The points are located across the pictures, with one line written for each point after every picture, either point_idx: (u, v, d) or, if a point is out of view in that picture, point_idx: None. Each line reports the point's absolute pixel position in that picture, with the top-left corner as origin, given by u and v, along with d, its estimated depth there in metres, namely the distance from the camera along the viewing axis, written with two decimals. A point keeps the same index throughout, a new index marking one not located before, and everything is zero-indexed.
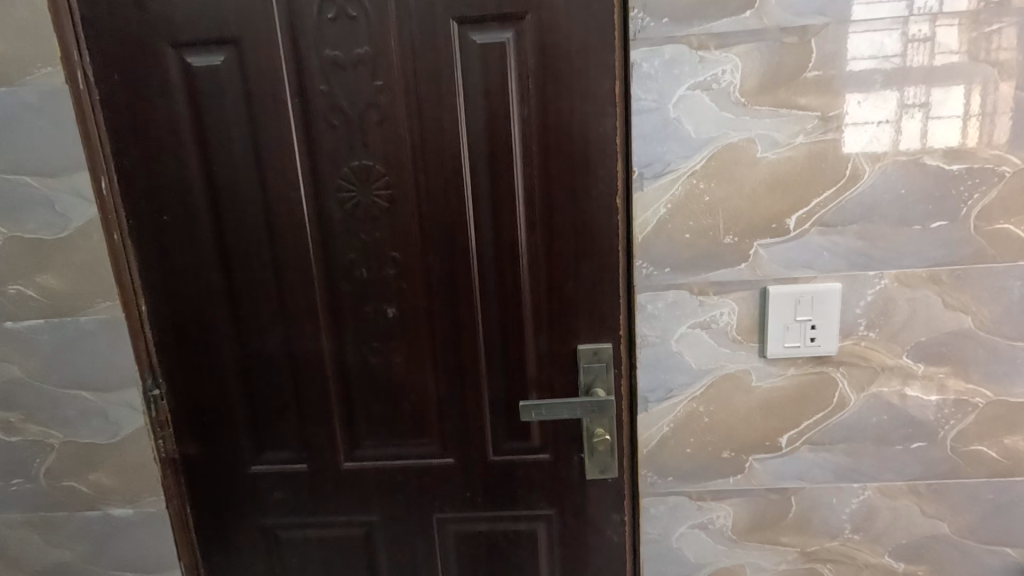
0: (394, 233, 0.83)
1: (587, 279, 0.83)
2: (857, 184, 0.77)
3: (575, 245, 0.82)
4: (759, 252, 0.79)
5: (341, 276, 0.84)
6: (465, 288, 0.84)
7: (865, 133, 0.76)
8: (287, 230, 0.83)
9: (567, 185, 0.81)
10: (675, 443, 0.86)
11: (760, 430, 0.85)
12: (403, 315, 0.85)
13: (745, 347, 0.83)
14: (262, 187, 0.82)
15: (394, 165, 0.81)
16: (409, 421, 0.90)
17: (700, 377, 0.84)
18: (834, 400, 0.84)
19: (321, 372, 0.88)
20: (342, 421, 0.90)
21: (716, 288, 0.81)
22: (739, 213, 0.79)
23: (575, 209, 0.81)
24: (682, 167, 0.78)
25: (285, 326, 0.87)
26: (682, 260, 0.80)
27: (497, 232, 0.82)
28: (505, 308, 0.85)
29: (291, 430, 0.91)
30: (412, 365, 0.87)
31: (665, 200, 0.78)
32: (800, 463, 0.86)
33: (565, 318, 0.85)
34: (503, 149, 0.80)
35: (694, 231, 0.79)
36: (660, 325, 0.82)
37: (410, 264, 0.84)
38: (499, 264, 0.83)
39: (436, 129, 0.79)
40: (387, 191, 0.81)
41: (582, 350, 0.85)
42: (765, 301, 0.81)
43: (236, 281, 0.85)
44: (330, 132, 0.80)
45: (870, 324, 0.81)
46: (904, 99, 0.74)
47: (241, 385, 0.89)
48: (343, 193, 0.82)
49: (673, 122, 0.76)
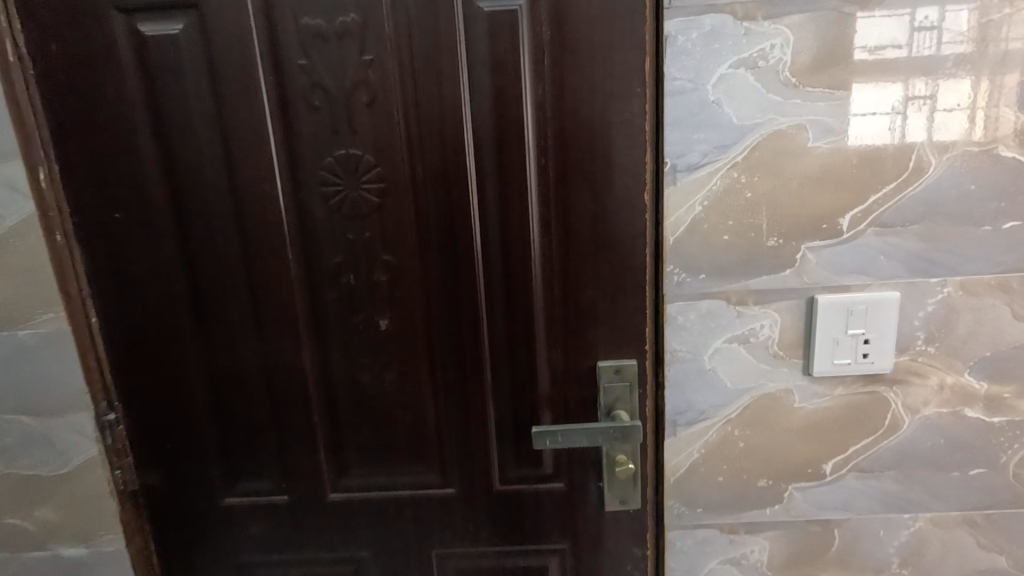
0: (387, 233, 0.71)
1: (609, 287, 0.72)
2: (920, 178, 0.67)
3: (595, 249, 0.71)
4: (806, 255, 0.69)
5: (326, 283, 0.73)
6: (469, 297, 0.73)
7: (870, 126, 0.66)
8: (261, 229, 0.71)
9: (587, 179, 0.69)
10: (706, 470, 0.77)
11: (801, 456, 0.76)
12: (397, 326, 0.74)
13: (788, 363, 0.73)
14: (231, 179, 0.70)
15: (386, 153, 0.69)
16: (404, 446, 0.79)
17: (736, 398, 0.74)
18: (885, 422, 0.74)
19: (303, 393, 0.77)
20: (327, 447, 0.79)
21: (757, 297, 0.71)
22: (785, 212, 0.68)
23: (596, 206, 0.70)
24: (721, 158, 0.67)
25: (261, 340, 0.75)
26: (718, 264, 0.70)
27: (506, 232, 0.71)
28: (514, 319, 0.74)
29: (269, 457, 0.79)
30: (407, 384, 0.76)
31: (701, 196, 0.68)
32: (844, 492, 0.77)
33: (583, 332, 0.74)
34: (514, 136, 0.68)
35: (733, 232, 0.69)
36: (692, 338, 0.72)
37: (405, 269, 0.72)
38: (507, 269, 0.72)
39: (435, 112, 0.68)
40: (377, 183, 0.70)
41: (603, 368, 0.74)
42: (812, 311, 0.71)
43: (203, 288, 0.73)
44: (311, 116, 0.68)
45: (928, 337, 0.71)
46: (910, 90, 0.65)
47: (210, 407, 0.77)
48: (327, 187, 0.70)
49: (713, 105, 0.66)
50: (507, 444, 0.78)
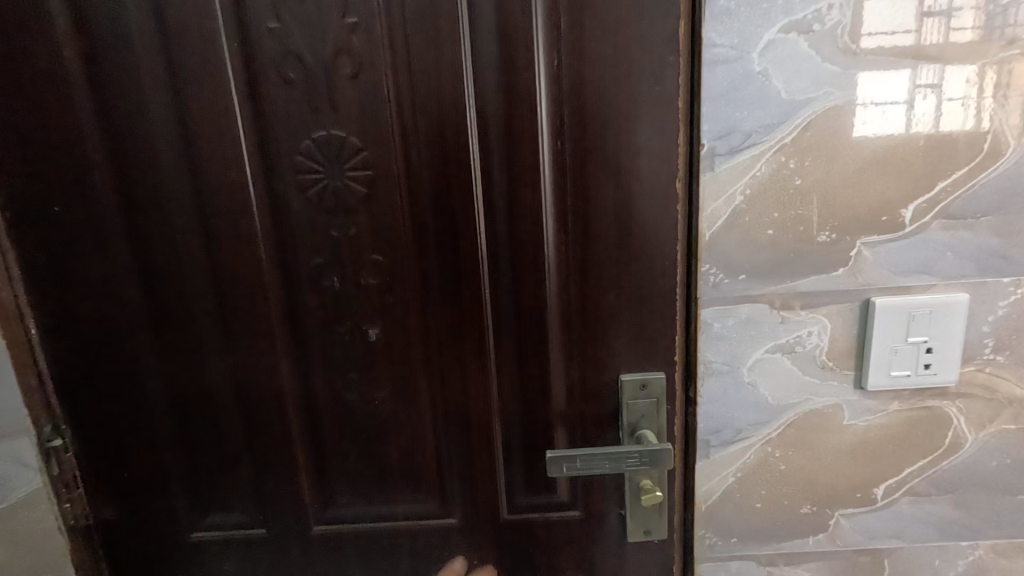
0: (376, 228, 0.61)
1: (634, 291, 0.62)
2: (995, 163, 0.58)
3: (619, 247, 0.61)
4: (862, 253, 0.60)
5: (306, 287, 0.63)
6: (472, 303, 0.63)
7: (872, 118, 0.57)
8: (229, 225, 0.61)
9: (611, 164, 0.59)
10: (742, 496, 0.68)
11: (850, 479, 0.67)
12: (389, 336, 0.64)
13: (838, 375, 0.64)
14: (192, 166, 0.59)
15: (374, 135, 0.59)
16: (399, 473, 0.69)
17: (778, 415, 0.65)
18: (945, 441, 0.66)
19: (281, 414, 0.66)
20: (310, 474, 0.69)
21: (804, 301, 0.62)
22: (838, 202, 0.59)
23: (621, 196, 0.60)
24: (767, 139, 0.58)
25: (231, 354, 0.65)
26: (761, 263, 0.60)
27: (515, 227, 0.61)
28: (525, 328, 0.64)
29: (244, 486, 0.69)
30: (402, 403, 0.66)
31: (743, 184, 0.59)
32: (897, 518, 0.68)
33: (604, 342, 0.64)
34: (526, 114, 0.58)
35: (780, 226, 0.60)
36: (729, 348, 0.63)
37: (398, 270, 0.62)
38: (517, 271, 0.62)
39: (433, 85, 0.58)
40: (365, 170, 0.60)
41: (626, 383, 0.64)
42: (867, 317, 0.61)
43: (162, 294, 0.63)
44: (285, 90, 0.58)
45: (998, 345, 0.62)
46: (916, 77, 0.56)
47: (174, 431, 0.67)
48: (305, 175, 0.60)
49: (759, 77, 0.56)
50: (517, 469, 0.69)
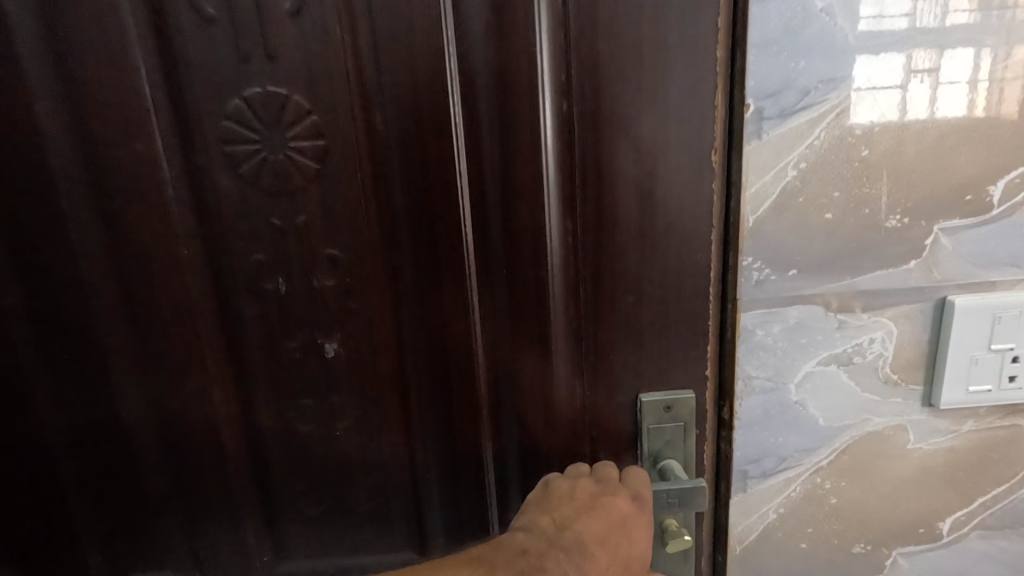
0: (330, 215, 0.48)
1: (661, 294, 0.48)
2: None
3: (641, 237, 0.47)
4: (939, 241, 0.49)
5: (241, 291, 0.49)
6: (454, 310, 0.50)
7: (866, 105, 0.46)
8: (137, 212, 0.47)
9: (634, 127, 0.45)
10: (785, 535, 0.56)
11: (912, 513, 0.56)
12: (350, 351, 0.51)
13: (902, 392, 0.52)
14: (88, 134, 0.46)
15: (323, 93, 0.45)
16: (368, 519, 0.56)
17: (830, 440, 0.53)
18: None
19: (217, 449, 0.53)
20: (255, 522, 0.55)
21: (866, 302, 0.50)
22: (911, 179, 0.47)
23: (644, 172, 0.46)
24: (829, 98, 0.45)
25: (149, 377, 0.51)
26: (815, 255, 0.49)
27: (509, 212, 0.47)
28: (521, 341, 0.50)
29: (174, 540, 0.56)
30: (369, 433, 0.53)
31: (797, 156, 0.47)
32: (965, 556, 0.58)
33: (622, 359, 0.50)
34: (522, 62, 0.44)
35: (840, 209, 0.48)
36: (774, 360, 0.51)
37: (359, 268, 0.49)
38: (512, 268, 0.48)
39: (400, 25, 0.44)
40: (314, 140, 0.46)
41: (646, 404, 0.51)
42: (941, 321, 0.50)
43: (53, 303, 0.49)
44: (203, 31, 0.43)
45: None
46: (910, 62, 0.45)
47: (80, 472, 0.54)
48: (234, 146, 0.46)
49: (821, 16, 0.44)
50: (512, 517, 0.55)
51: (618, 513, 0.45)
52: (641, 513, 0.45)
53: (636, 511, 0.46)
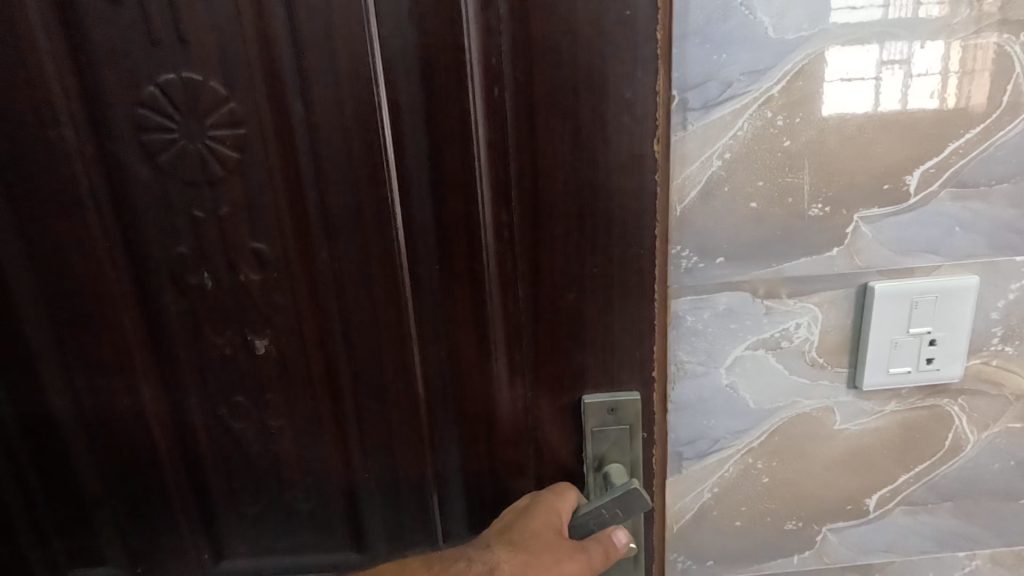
0: (250, 206, 0.48)
1: (601, 294, 0.48)
2: (1013, 122, 0.49)
3: (577, 237, 0.47)
4: (860, 228, 0.50)
5: (164, 284, 0.50)
6: (385, 303, 0.50)
7: (838, 96, 0.47)
8: (65, 204, 0.48)
9: (566, 121, 0.44)
10: (720, 514, 0.58)
11: (841, 491, 0.58)
12: (281, 348, 0.52)
13: (828, 374, 0.54)
14: (12, 126, 0.46)
15: (240, 83, 0.45)
16: (310, 518, 0.57)
17: (761, 420, 0.55)
18: (945, 443, 0.57)
19: (151, 443, 0.54)
20: (191, 522, 0.57)
21: (792, 288, 0.52)
22: (835, 167, 0.49)
23: (580, 167, 0.45)
24: (751, 89, 0.47)
25: (83, 372, 0.52)
26: (744, 243, 0.50)
27: (440, 207, 0.47)
28: (454, 335, 0.50)
29: (114, 535, 0.57)
30: (303, 428, 0.54)
31: (722, 146, 0.48)
32: (890, 531, 0.60)
33: (560, 353, 0.50)
34: (444, 55, 0.44)
35: (765, 198, 0.49)
36: (705, 345, 0.53)
37: (288, 265, 0.49)
38: (445, 263, 0.49)
39: (318, 16, 0.44)
40: (233, 129, 0.46)
41: (589, 405, 0.51)
42: (864, 306, 0.52)
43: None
44: (115, 21, 0.44)
45: (1006, 335, 0.54)
46: (881, 54, 0.47)
47: (22, 470, 0.56)
48: (152, 135, 0.46)
49: (741, 10, 0.45)
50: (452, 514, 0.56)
51: (515, 508, 0.51)
52: (535, 498, 0.51)
53: (533, 499, 0.51)
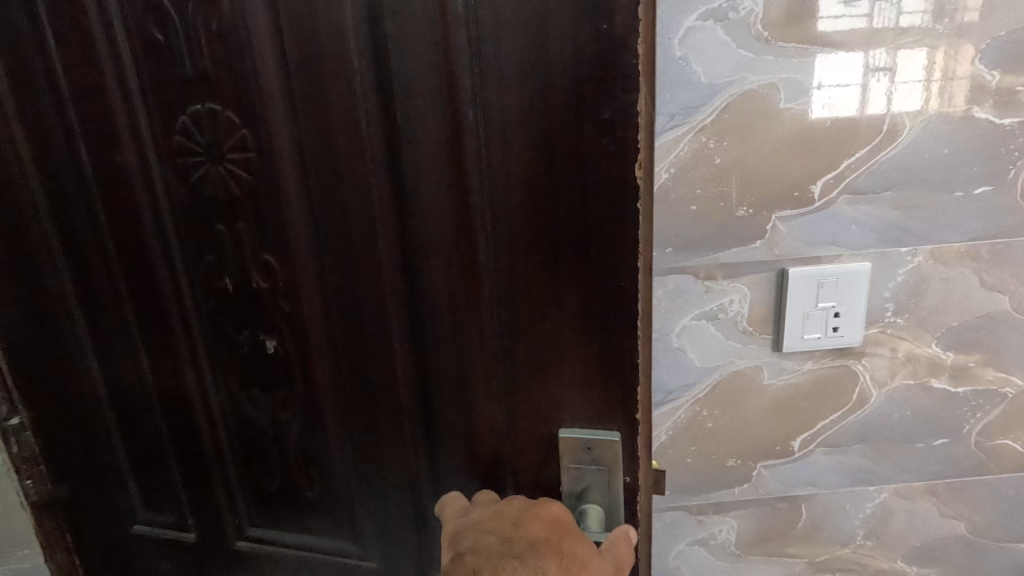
0: (259, 223, 0.56)
1: (575, 331, 0.47)
2: (894, 142, 0.63)
3: (549, 273, 0.46)
4: (777, 226, 0.65)
5: (198, 284, 0.60)
6: (372, 319, 0.54)
7: (829, 99, 0.62)
8: (128, 214, 0.58)
9: (539, 157, 0.43)
10: (674, 452, 0.74)
11: (771, 434, 0.74)
12: (285, 347, 0.60)
13: (757, 340, 0.69)
14: (94, 149, 0.57)
15: (248, 112, 0.52)
16: (312, 502, 0.65)
17: (705, 376, 0.70)
18: (853, 395, 0.72)
19: (192, 414, 0.65)
20: (233, 480, 0.68)
21: (725, 272, 0.67)
22: (756, 178, 0.64)
23: (550, 203, 0.44)
24: (688, 121, 0.62)
25: (144, 353, 0.64)
26: (686, 237, 0.65)
27: (419, 236, 0.49)
28: (433, 362, 0.52)
29: (172, 491, 0.70)
30: (306, 417, 0.62)
31: (667, 163, 0.63)
32: (812, 468, 0.75)
33: (536, 387, 0.49)
34: (415, 81, 0.45)
35: (702, 202, 0.64)
36: (658, 317, 0.68)
37: (288, 275, 0.57)
38: (425, 291, 0.50)
39: (308, 49, 0.48)
40: (243, 153, 0.54)
41: (565, 441, 0.50)
42: (782, 285, 0.67)
43: (84, 296, 0.63)
44: (165, 66, 0.53)
45: (897, 308, 0.69)
46: (870, 63, 0.61)
47: (102, 428, 0.68)
48: (183, 155, 0.56)
49: (679, 62, 0.60)
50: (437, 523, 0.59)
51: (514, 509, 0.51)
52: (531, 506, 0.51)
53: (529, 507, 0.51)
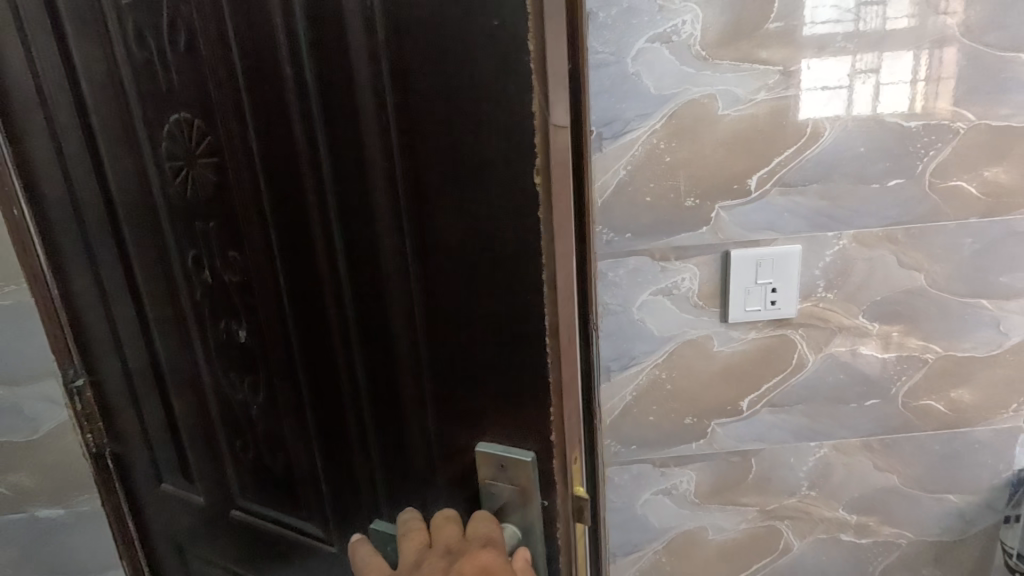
0: (226, 222, 0.60)
1: (489, 339, 0.46)
2: (817, 142, 0.75)
3: (461, 282, 0.45)
4: (720, 214, 0.77)
5: (190, 273, 0.66)
6: (313, 317, 0.56)
7: (820, 100, 0.74)
8: (142, 210, 0.67)
9: (442, 165, 0.43)
10: (638, 411, 0.85)
11: (722, 395, 0.85)
12: (252, 337, 0.64)
13: (706, 312, 0.81)
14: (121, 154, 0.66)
15: (210, 117, 0.56)
16: (281, 486, 0.69)
17: (662, 344, 0.82)
18: (792, 360, 0.84)
19: (193, 389, 0.73)
20: (224, 455, 0.74)
21: (677, 254, 0.78)
22: (700, 174, 0.76)
23: (460, 209, 0.43)
24: (640, 127, 0.74)
25: (154, 333, 0.73)
26: (642, 224, 0.77)
27: (347, 240, 0.50)
28: (368, 361, 0.53)
29: (184, 456, 0.78)
30: (272, 405, 0.65)
31: (625, 161, 0.75)
32: (759, 425, 0.87)
33: (459, 394, 0.49)
34: (332, 93, 0.46)
35: (654, 194, 0.76)
36: (621, 292, 0.80)
37: (247, 270, 0.60)
38: (355, 292, 0.52)
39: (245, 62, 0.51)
40: (208, 155, 0.58)
41: (482, 454, 0.49)
42: (726, 265, 0.79)
43: (108, 283, 0.73)
44: (156, 79, 0.59)
45: (828, 285, 0.80)
46: (857, 66, 0.73)
47: (128, 397, 0.79)
48: (169, 158, 0.62)
49: (632, 77, 0.72)
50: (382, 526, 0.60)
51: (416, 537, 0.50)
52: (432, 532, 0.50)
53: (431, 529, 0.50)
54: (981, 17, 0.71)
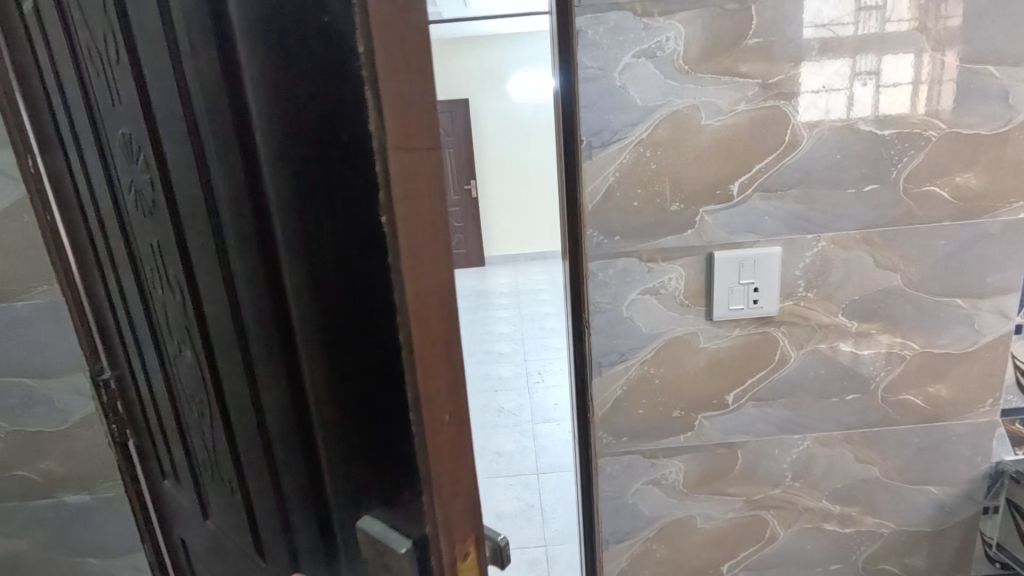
0: (162, 240, 0.57)
1: (371, 396, 0.41)
2: (796, 150, 0.80)
3: (345, 329, 0.41)
4: (704, 218, 0.82)
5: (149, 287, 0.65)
6: (233, 349, 0.52)
7: (820, 102, 0.78)
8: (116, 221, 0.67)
9: (319, 205, 0.39)
10: (628, 404, 0.90)
11: (708, 389, 0.90)
12: (193, 359, 0.61)
13: (692, 310, 0.86)
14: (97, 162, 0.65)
15: (137, 131, 0.53)
16: (231, 508, 0.67)
17: (650, 341, 0.87)
18: (775, 356, 0.88)
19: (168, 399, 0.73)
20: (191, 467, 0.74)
21: (664, 255, 0.83)
22: (685, 180, 0.80)
23: (339, 249, 0.39)
24: (627, 136, 0.79)
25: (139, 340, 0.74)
26: (630, 228, 0.82)
27: (248, 272, 0.46)
28: (280, 398, 0.50)
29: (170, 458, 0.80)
30: (215, 429, 0.63)
31: (613, 168, 0.80)
32: (744, 418, 0.91)
33: (351, 447, 0.44)
34: (220, 115, 0.42)
35: (642, 199, 0.81)
36: (611, 291, 0.84)
37: (183, 292, 0.57)
38: (260, 328, 0.48)
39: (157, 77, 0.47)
40: (143, 170, 0.55)
41: (365, 530, 0.45)
42: (710, 266, 0.83)
43: (107, 286, 0.76)
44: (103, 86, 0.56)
45: (808, 284, 0.85)
46: (857, 69, 0.77)
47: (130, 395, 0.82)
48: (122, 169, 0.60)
49: (619, 90, 0.77)
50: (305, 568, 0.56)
51: None
52: None
53: None
54: (951, 30, 0.76)
